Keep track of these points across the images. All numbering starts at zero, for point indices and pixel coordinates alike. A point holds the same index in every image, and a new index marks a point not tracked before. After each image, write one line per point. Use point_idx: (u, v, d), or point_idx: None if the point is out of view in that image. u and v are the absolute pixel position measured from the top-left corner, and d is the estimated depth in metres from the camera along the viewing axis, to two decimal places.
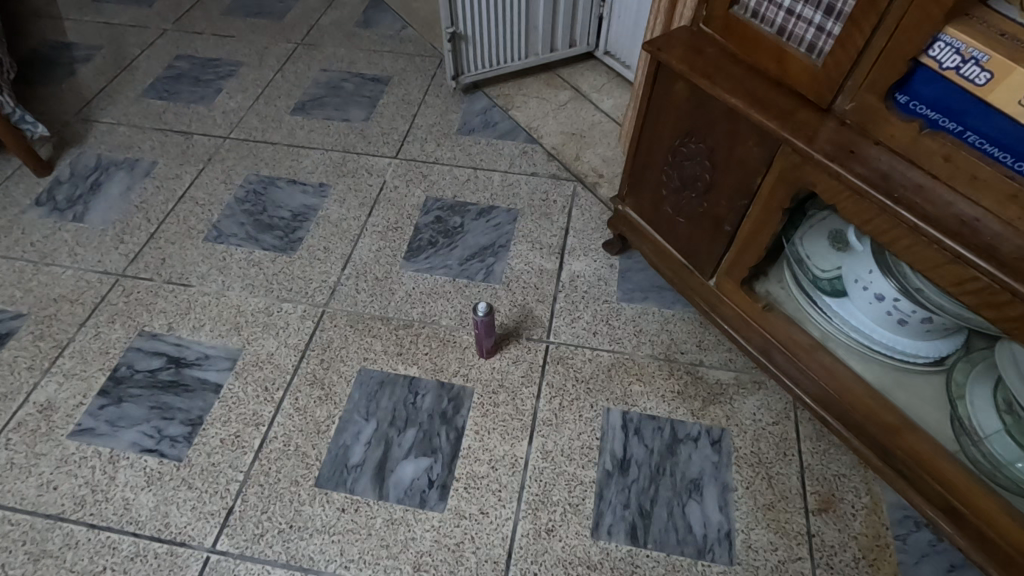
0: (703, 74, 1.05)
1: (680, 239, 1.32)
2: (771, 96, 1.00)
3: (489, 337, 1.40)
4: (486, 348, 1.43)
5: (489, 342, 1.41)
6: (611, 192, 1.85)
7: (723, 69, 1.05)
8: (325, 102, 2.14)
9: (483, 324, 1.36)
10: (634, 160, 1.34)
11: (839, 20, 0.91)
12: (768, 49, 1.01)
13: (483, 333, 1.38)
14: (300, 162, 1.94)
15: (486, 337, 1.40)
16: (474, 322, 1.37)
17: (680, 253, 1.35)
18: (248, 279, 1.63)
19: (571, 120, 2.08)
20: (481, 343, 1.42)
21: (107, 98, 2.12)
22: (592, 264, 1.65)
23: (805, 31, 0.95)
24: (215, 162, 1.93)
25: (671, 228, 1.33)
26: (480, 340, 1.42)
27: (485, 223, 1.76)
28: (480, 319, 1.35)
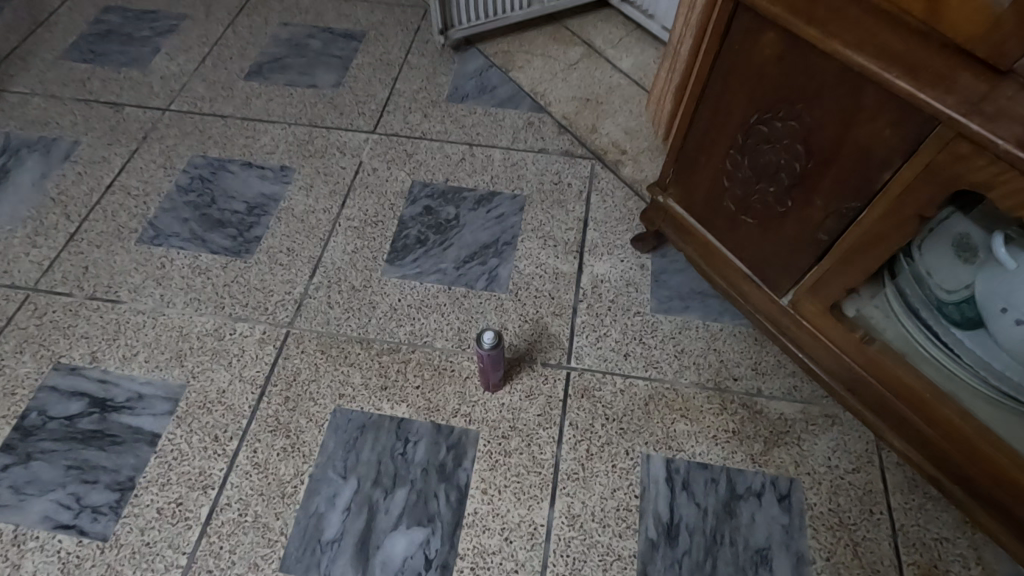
0: (811, 20, 0.72)
1: (745, 244, 1.02)
2: (915, 51, 0.67)
3: (496, 373, 1.11)
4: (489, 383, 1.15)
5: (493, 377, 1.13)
6: (637, 173, 1.52)
7: (836, 10, 0.72)
8: (287, 64, 1.77)
9: (488, 360, 1.07)
10: (685, 141, 1.02)
11: None
12: None
13: (488, 369, 1.10)
14: (256, 140, 1.59)
15: (490, 373, 1.11)
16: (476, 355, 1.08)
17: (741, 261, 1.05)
18: (193, 291, 1.31)
19: (585, 83, 1.73)
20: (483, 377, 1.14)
21: (19, 62, 1.74)
22: (618, 266, 1.35)
23: None
24: (152, 141, 1.58)
25: (733, 230, 1.03)
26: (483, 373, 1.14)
27: (485, 215, 1.44)
28: (485, 354, 1.06)
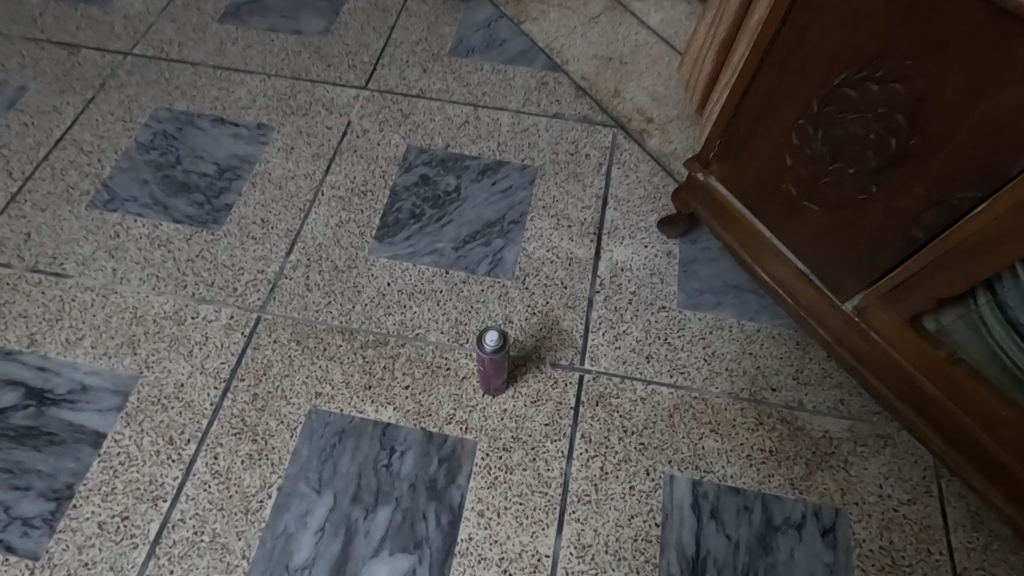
0: None
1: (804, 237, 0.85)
2: None
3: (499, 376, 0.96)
4: (490, 387, 0.99)
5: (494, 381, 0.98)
6: (664, 144, 1.34)
7: None
8: (268, 6, 1.55)
9: (491, 364, 0.92)
10: (739, 108, 0.84)
11: None
12: None
13: (490, 372, 0.94)
14: (230, 92, 1.39)
15: (492, 376, 0.96)
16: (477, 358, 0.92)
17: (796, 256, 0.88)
18: (150, 266, 1.14)
19: (607, 39, 1.52)
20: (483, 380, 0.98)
21: None
22: (641, 252, 1.18)
23: None
24: (110, 89, 1.38)
25: (789, 219, 0.85)
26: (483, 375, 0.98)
27: (490, 188, 1.26)
28: (488, 358, 0.90)
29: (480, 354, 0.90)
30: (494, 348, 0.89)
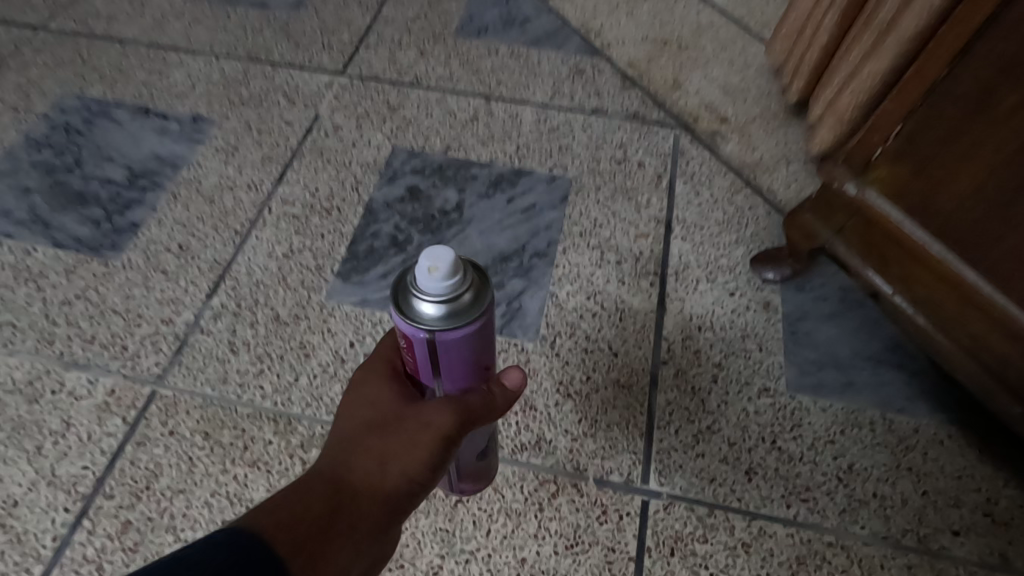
0: None
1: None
2: None
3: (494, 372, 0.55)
4: (478, 462, 0.63)
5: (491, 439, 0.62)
6: (746, 151, 0.97)
7: None
8: None
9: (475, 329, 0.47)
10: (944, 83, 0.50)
11: None
12: None
13: (466, 356, 0.50)
14: (164, 75, 1.05)
15: (479, 377, 0.53)
16: (424, 331, 0.46)
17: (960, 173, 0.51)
18: (8, 311, 0.78)
19: (659, 20, 1.17)
20: (461, 463, 0.60)
21: None
22: (724, 304, 0.80)
23: None
24: (8, 70, 1.05)
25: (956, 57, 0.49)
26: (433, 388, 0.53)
27: (505, 207, 0.90)
28: (457, 317, 0.45)
29: (420, 318, 0.45)
30: (452, 275, 0.44)
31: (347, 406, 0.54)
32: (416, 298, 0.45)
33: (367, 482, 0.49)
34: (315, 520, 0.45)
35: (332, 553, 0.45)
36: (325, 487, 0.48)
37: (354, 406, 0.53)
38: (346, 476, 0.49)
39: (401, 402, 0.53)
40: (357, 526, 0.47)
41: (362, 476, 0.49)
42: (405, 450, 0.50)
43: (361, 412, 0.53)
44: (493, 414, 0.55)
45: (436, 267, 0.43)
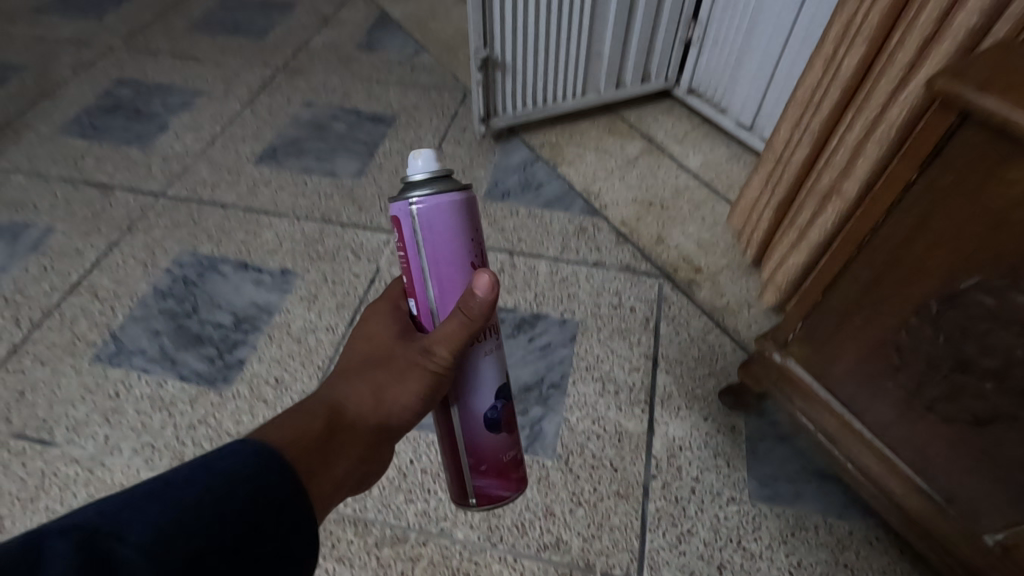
0: None
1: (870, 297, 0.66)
2: None
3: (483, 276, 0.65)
4: (492, 416, 0.69)
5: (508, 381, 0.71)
6: (716, 297, 1.23)
7: None
8: (304, 147, 1.56)
9: (466, 201, 0.61)
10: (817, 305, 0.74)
11: None
12: None
13: (460, 228, 0.61)
14: (257, 235, 1.34)
15: (467, 271, 0.62)
16: (411, 201, 0.59)
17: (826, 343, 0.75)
18: (147, 434, 1.02)
19: (645, 184, 1.48)
20: (480, 404, 0.68)
21: (11, 137, 1.58)
22: (700, 427, 1.03)
23: None
24: (137, 231, 1.35)
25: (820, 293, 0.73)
26: (425, 282, 0.63)
27: (526, 345, 1.15)
28: (435, 191, 0.60)
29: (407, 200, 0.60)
30: (431, 170, 0.61)
31: (353, 343, 0.68)
32: (405, 190, 0.61)
33: (362, 407, 0.63)
34: (319, 429, 0.58)
35: (326, 461, 0.56)
36: (331, 408, 0.61)
37: (362, 341, 0.67)
38: (348, 403, 0.63)
39: (397, 340, 0.66)
40: (348, 446, 0.60)
41: (357, 400, 0.63)
42: (395, 382, 0.64)
43: (367, 347, 0.67)
44: (471, 321, 0.61)
45: (419, 155, 0.61)
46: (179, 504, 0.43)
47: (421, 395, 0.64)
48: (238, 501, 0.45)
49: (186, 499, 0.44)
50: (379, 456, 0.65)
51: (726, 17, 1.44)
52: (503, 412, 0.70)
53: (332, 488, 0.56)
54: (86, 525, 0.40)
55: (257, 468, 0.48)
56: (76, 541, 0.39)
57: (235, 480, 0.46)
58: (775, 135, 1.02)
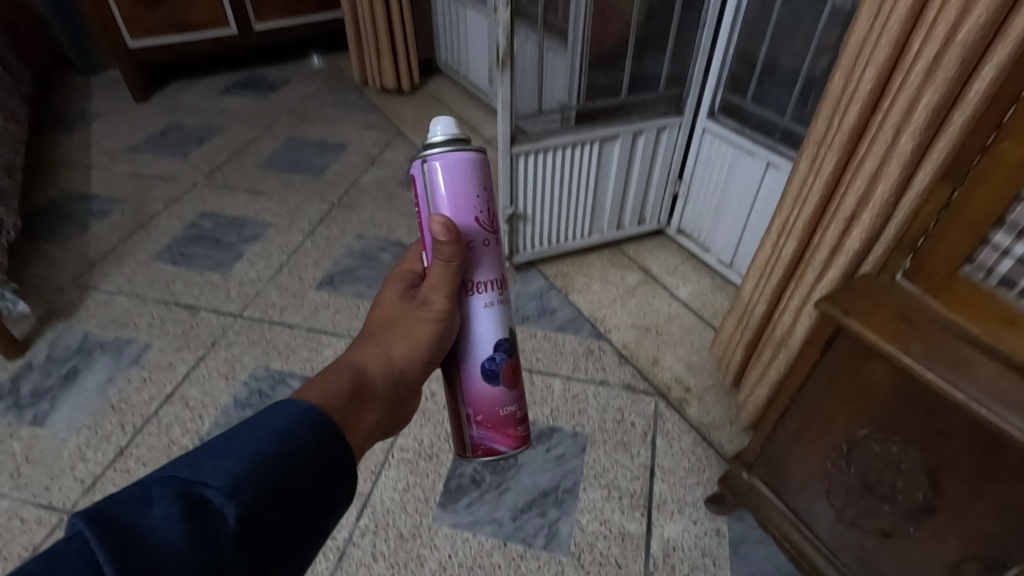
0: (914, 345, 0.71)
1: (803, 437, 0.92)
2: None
3: (492, 230, 0.73)
4: (490, 368, 0.77)
5: (509, 338, 0.77)
6: (703, 414, 1.46)
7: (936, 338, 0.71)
8: (357, 275, 1.87)
9: (480, 160, 0.71)
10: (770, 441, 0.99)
11: None
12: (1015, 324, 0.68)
13: (471, 181, 0.69)
14: (319, 353, 1.61)
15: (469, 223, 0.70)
16: (428, 154, 0.69)
17: (779, 464, 0.98)
18: None
19: (643, 311, 1.75)
20: (481, 352, 0.76)
21: (114, 262, 1.91)
22: (691, 530, 1.23)
23: None
24: (220, 348, 1.62)
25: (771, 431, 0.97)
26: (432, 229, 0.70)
27: (544, 455, 1.37)
28: (446, 147, 0.69)
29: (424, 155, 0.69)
30: (445, 130, 0.70)
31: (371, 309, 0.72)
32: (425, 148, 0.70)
33: (381, 363, 0.66)
34: (347, 387, 0.60)
35: (360, 413, 0.59)
36: (352, 369, 0.63)
37: (374, 308, 0.71)
38: (365, 365, 0.65)
39: (401, 301, 0.71)
40: (373, 399, 0.62)
41: (374, 364, 0.65)
42: (405, 336, 0.68)
43: (377, 315, 0.70)
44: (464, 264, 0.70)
45: (438, 121, 0.70)
46: (255, 461, 0.48)
47: (432, 344, 0.69)
48: (296, 458, 0.50)
49: (254, 452, 0.48)
50: (403, 411, 0.68)
51: (706, 179, 1.74)
52: (502, 367, 0.77)
53: (364, 438, 0.59)
54: (179, 476, 0.45)
55: (310, 428, 0.52)
56: (176, 488, 0.44)
57: (299, 441, 0.51)
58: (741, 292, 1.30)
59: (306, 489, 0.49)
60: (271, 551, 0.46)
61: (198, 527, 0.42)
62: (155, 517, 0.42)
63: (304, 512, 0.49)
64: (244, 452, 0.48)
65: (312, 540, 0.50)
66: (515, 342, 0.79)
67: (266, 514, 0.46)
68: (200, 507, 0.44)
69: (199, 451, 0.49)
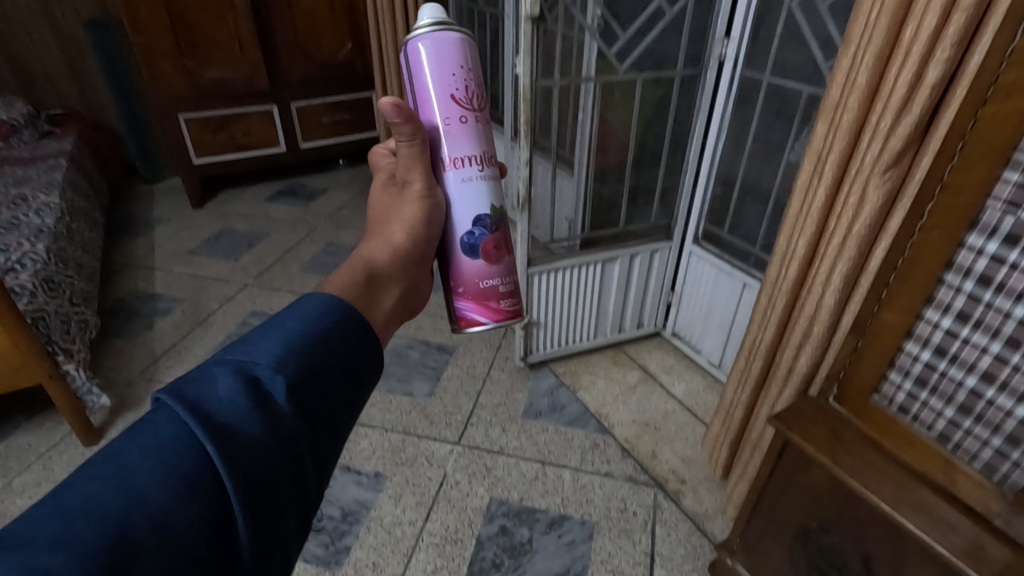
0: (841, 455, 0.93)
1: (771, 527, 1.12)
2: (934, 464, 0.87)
3: (473, 107, 0.82)
4: (470, 242, 0.87)
5: (492, 218, 0.87)
6: (697, 504, 1.65)
7: (855, 448, 0.94)
8: (389, 371, 2.12)
9: (459, 41, 0.81)
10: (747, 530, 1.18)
11: (979, 421, 0.81)
12: (910, 439, 0.90)
13: (451, 58, 0.80)
14: (356, 443, 1.83)
15: (449, 101, 0.81)
16: (416, 41, 0.80)
17: (755, 548, 1.18)
18: None
19: (642, 407, 1.97)
20: (462, 225, 0.85)
21: (177, 357, 2.17)
22: None
23: (935, 419, 0.87)
24: None
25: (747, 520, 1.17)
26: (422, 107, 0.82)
27: (556, 541, 1.55)
28: (430, 32, 0.80)
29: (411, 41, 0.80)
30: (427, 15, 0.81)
31: (374, 192, 0.85)
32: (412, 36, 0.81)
33: (384, 244, 0.78)
34: (358, 276, 0.71)
35: (377, 299, 0.70)
36: (361, 258, 0.75)
37: (372, 206, 0.84)
38: (370, 254, 0.76)
39: (390, 192, 0.82)
40: (383, 279, 0.73)
41: (379, 252, 0.77)
42: (398, 215, 0.80)
43: (376, 208, 0.83)
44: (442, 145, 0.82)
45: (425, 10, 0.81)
46: (295, 347, 0.57)
47: (421, 221, 0.81)
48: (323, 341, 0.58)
49: (286, 338, 0.57)
50: (416, 300, 0.81)
51: (694, 291, 2.02)
52: (484, 242, 0.87)
53: (385, 320, 0.70)
54: (232, 360, 0.55)
55: (331, 315, 0.61)
56: (232, 369, 0.54)
57: (327, 325, 0.60)
58: (722, 399, 1.52)
59: (341, 367, 0.59)
60: (317, 412, 0.55)
61: (255, 395, 0.52)
62: (220, 388, 0.52)
63: (342, 385, 0.58)
64: (285, 340, 0.57)
65: (353, 406, 0.60)
66: (500, 220, 0.88)
67: (310, 386, 0.55)
68: (256, 383, 0.53)
69: (246, 340, 0.58)
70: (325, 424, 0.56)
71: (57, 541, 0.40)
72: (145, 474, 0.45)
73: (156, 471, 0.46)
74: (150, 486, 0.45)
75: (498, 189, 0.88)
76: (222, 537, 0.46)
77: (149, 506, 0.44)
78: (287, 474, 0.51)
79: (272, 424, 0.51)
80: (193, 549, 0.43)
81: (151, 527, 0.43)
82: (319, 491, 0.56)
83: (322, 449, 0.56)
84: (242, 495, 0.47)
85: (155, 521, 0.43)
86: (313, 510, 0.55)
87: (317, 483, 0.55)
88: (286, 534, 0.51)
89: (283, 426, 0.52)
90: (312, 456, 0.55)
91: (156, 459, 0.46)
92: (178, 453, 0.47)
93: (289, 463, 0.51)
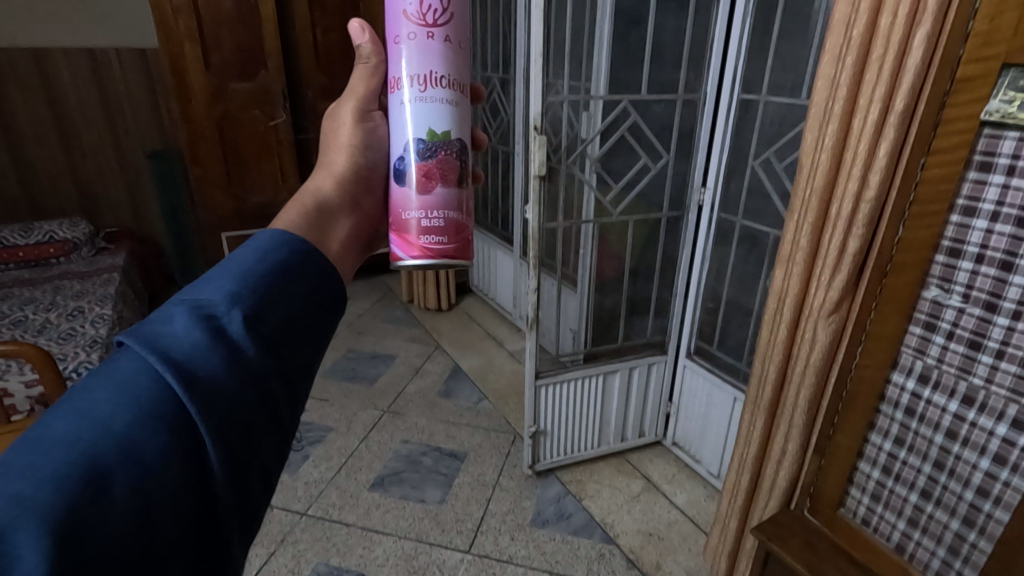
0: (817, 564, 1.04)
1: None
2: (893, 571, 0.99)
3: (428, 22, 0.75)
4: (400, 167, 0.78)
5: (427, 143, 0.77)
6: None
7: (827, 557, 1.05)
8: (403, 477, 2.23)
9: None
10: None
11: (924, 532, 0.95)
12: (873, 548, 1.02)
13: None
14: (371, 550, 1.90)
15: (402, 15, 0.75)
16: None
17: None
18: None
19: (646, 516, 2.05)
20: (398, 145, 0.78)
21: None
22: None
23: (891, 531, 1.00)
24: (288, 544, 1.92)
25: None
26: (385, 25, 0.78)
27: None
28: None
29: None
30: None
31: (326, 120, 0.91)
32: None
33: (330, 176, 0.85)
34: (308, 209, 0.79)
35: (328, 227, 0.78)
36: (310, 192, 0.83)
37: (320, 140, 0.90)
38: (318, 186, 0.84)
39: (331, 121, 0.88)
40: (332, 210, 0.81)
41: (325, 183, 0.85)
42: (341, 149, 0.86)
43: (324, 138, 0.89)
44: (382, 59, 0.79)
45: None
46: (246, 285, 0.62)
47: (360, 147, 0.87)
48: (278, 276, 0.64)
49: (238, 279, 0.62)
50: (373, 235, 0.88)
51: (690, 402, 2.17)
52: (413, 168, 0.78)
53: (339, 247, 0.78)
54: (187, 302, 0.60)
55: (285, 252, 0.67)
56: (188, 308, 0.58)
57: (281, 261, 0.66)
58: (720, 512, 1.62)
59: (298, 296, 0.65)
60: (279, 340, 0.61)
61: (212, 329, 0.57)
62: (177, 327, 0.56)
63: (297, 315, 0.64)
64: (236, 283, 0.62)
65: (312, 336, 0.65)
66: (439, 146, 0.78)
67: (265, 322, 0.61)
68: (212, 323, 0.58)
69: (201, 285, 0.63)
70: (287, 356, 0.62)
71: (32, 470, 0.44)
72: (111, 412, 0.49)
73: (122, 408, 0.49)
74: (118, 421, 0.49)
75: (450, 113, 0.78)
76: (197, 462, 0.50)
77: (118, 439, 0.47)
78: (255, 397, 0.56)
79: (231, 358, 0.56)
80: (167, 470, 0.48)
81: (126, 456, 0.47)
82: (291, 413, 0.61)
83: (288, 378, 0.61)
84: (210, 421, 0.52)
85: (122, 444, 0.47)
86: (288, 434, 0.61)
87: (289, 405, 0.61)
88: (262, 454, 0.56)
89: (244, 359, 0.57)
90: (280, 378, 0.60)
91: (121, 399, 0.50)
92: (142, 391, 0.51)
93: (254, 389, 0.56)
